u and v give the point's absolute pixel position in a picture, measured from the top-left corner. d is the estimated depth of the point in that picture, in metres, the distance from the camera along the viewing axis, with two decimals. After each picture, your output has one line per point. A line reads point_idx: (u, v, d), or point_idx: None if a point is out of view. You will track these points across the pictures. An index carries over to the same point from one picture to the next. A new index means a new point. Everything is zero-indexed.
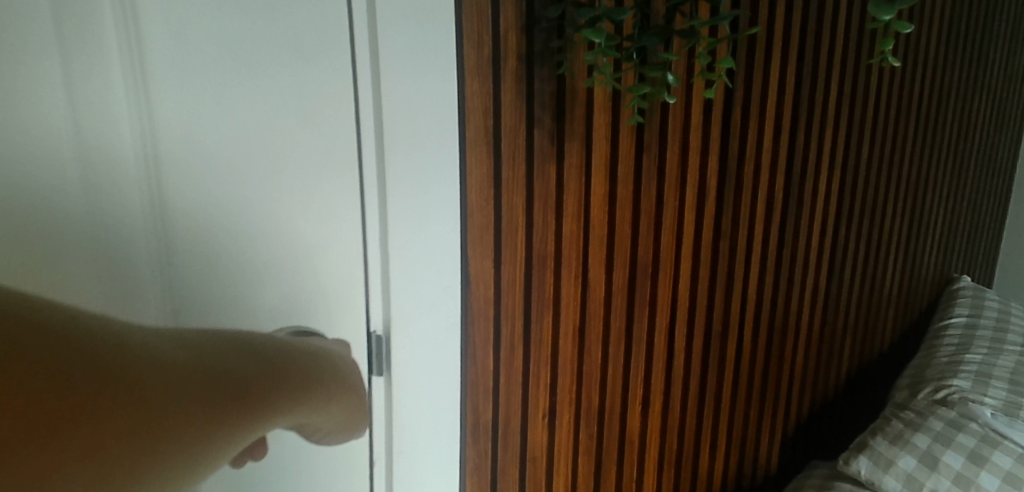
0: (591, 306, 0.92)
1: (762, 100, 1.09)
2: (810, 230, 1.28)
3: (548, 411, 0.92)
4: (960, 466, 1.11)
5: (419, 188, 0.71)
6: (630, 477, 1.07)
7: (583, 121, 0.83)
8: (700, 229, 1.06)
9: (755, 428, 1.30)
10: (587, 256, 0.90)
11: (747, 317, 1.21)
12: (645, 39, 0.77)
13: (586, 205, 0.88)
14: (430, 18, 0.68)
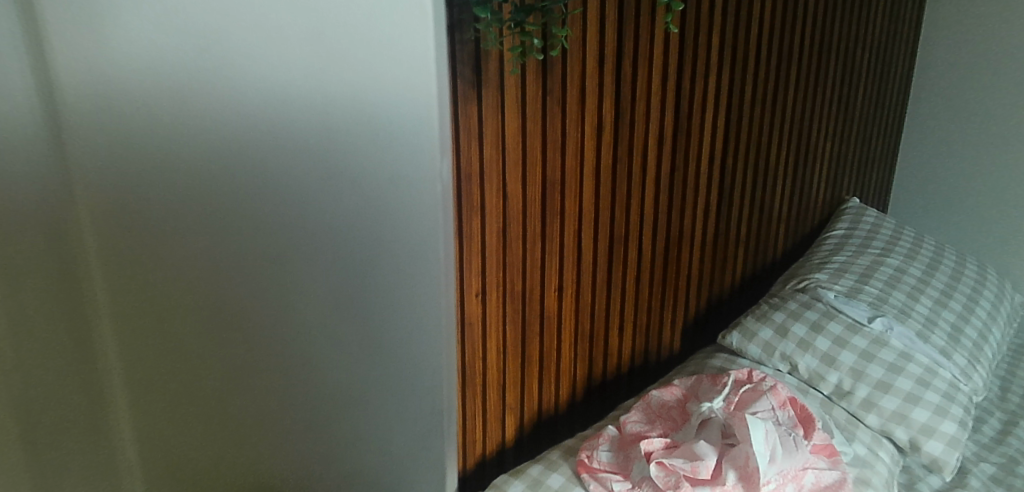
0: (510, 211, 1.23)
1: (650, 52, 1.38)
2: (700, 156, 1.59)
3: (480, 292, 1.23)
4: (803, 333, 1.46)
5: None
6: (550, 346, 1.41)
7: (496, 72, 1.12)
8: (599, 154, 1.36)
9: (658, 316, 1.65)
10: (504, 174, 1.20)
11: (646, 227, 1.53)
12: (518, 13, 1.02)
13: (502, 136, 1.17)
14: None
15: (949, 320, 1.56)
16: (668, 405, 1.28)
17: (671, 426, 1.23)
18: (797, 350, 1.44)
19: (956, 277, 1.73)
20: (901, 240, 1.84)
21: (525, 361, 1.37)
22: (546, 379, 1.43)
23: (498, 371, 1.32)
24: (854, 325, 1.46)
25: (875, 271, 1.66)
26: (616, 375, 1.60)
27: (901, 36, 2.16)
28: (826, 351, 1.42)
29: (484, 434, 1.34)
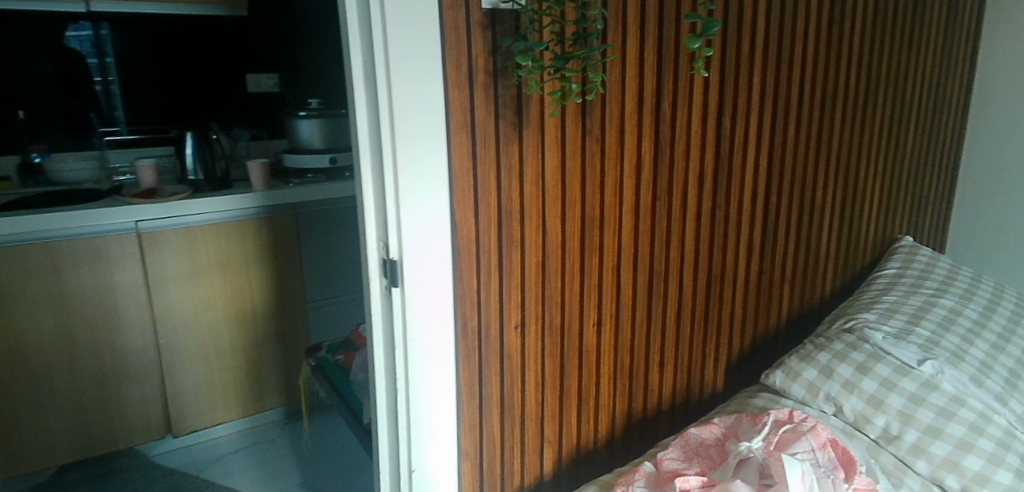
0: (549, 246, 1.27)
1: (689, 93, 1.41)
2: (743, 194, 1.60)
3: (519, 324, 1.27)
4: (849, 375, 1.43)
5: (421, 164, 1.07)
6: (589, 379, 1.42)
7: (537, 116, 1.18)
8: (639, 191, 1.39)
9: (700, 353, 1.65)
10: (544, 210, 1.25)
11: (687, 264, 1.54)
12: (558, 59, 1.10)
13: (542, 174, 1.22)
14: (429, 66, 1.04)
15: (1008, 365, 1.50)
16: (707, 443, 1.28)
17: (709, 464, 1.23)
18: (842, 392, 1.41)
19: (1016, 320, 1.66)
20: (957, 280, 1.78)
21: (563, 394, 1.39)
22: (586, 412, 1.45)
23: (536, 403, 1.34)
24: (903, 367, 1.42)
25: (928, 312, 1.62)
26: (657, 411, 1.60)
27: (955, 73, 2.12)
28: (872, 393, 1.39)
29: (522, 466, 1.36)
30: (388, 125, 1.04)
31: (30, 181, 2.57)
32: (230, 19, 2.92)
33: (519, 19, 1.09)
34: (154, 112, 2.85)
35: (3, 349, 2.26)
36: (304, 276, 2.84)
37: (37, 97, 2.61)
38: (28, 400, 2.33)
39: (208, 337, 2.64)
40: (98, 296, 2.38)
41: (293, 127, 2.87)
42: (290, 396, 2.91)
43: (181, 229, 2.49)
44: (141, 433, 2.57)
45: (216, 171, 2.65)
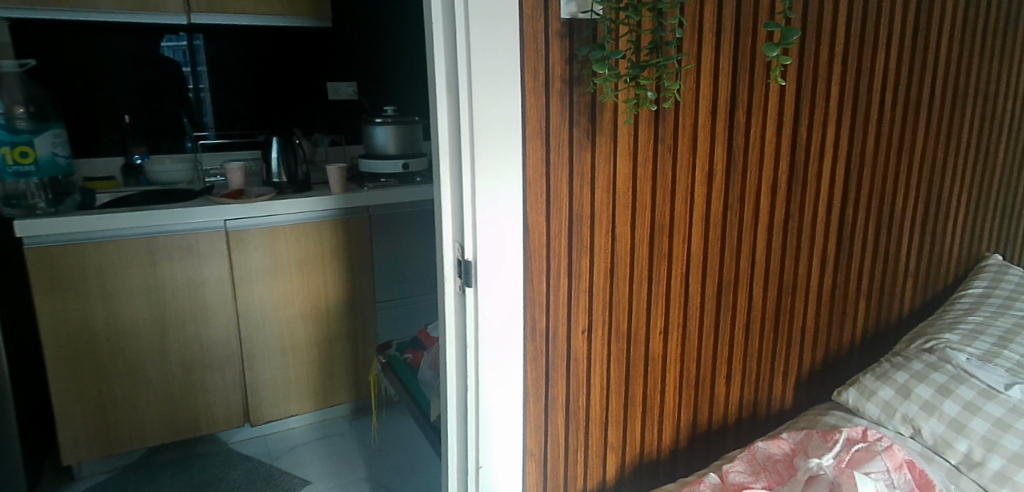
0: (618, 252, 1.29)
1: (764, 102, 1.40)
2: (817, 206, 1.57)
3: (586, 328, 1.29)
4: (928, 396, 1.38)
5: (496, 167, 1.10)
6: (654, 387, 1.43)
7: (610, 123, 1.20)
8: (709, 201, 1.39)
9: (769, 367, 1.62)
10: (614, 216, 1.26)
11: (757, 275, 1.52)
12: (634, 68, 1.13)
13: (613, 180, 1.24)
14: (507, 74, 1.08)
15: None
16: (774, 458, 1.26)
17: (777, 479, 1.21)
18: (921, 413, 1.36)
19: None
20: None
21: (628, 401, 1.40)
22: (650, 421, 1.45)
23: (601, 408, 1.36)
24: (988, 391, 1.35)
25: (1017, 334, 1.53)
26: (722, 424, 1.58)
27: None
28: (954, 416, 1.33)
29: (586, 470, 1.37)
30: (469, 130, 1.09)
31: (133, 181, 2.79)
32: (314, 30, 3.08)
33: (596, 29, 1.12)
34: (243, 118, 3.04)
35: (106, 336, 2.46)
36: (376, 277, 2.95)
37: (142, 104, 2.84)
38: (125, 383, 2.53)
39: (285, 332, 2.78)
40: (189, 290, 2.56)
41: (369, 134, 3.00)
42: (358, 392, 3.02)
43: (265, 229, 2.64)
44: (222, 420, 2.73)
45: (298, 174, 2.80)
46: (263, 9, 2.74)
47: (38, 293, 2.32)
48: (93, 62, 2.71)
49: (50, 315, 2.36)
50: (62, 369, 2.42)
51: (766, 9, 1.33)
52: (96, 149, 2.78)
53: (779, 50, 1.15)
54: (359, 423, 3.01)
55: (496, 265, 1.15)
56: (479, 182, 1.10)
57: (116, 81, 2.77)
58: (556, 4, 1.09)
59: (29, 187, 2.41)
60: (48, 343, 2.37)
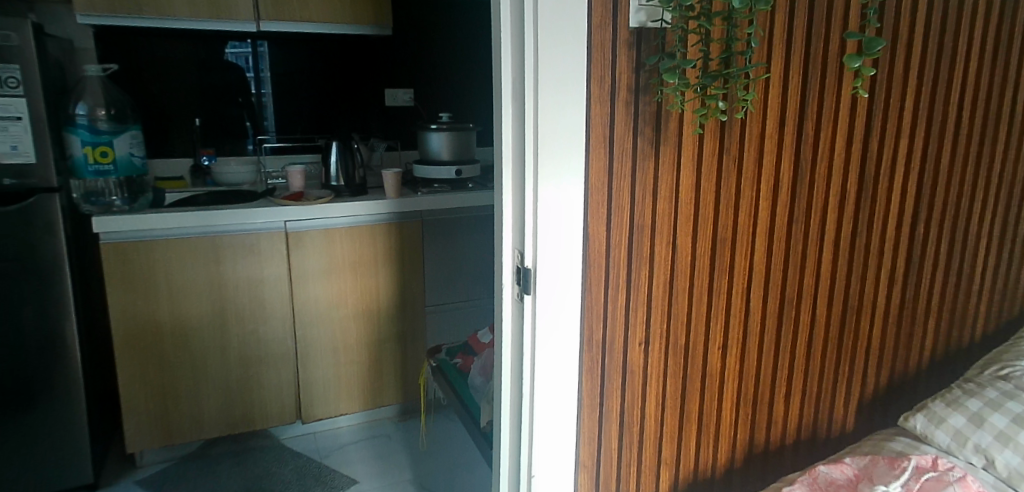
0: (679, 265, 1.27)
1: (834, 114, 1.36)
2: (887, 223, 1.51)
3: (643, 340, 1.27)
4: (1004, 426, 1.31)
5: (559, 174, 1.10)
6: (710, 403, 1.40)
7: (675, 133, 1.19)
8: (774, 214, 1.36)
9: (831, 388, 1.57)
10: (675, 228, 1.25)
11: (821, 293, 1.47)
12: (706, 78, 1.14)
13: (676, 191, 1.23)
14: (574, 82, 1.08)
15: None
16: (837, 483, 1.20)
17: None
18: (995, 443, 1.29)
19: None
20: None
21: (683, 417, 1.37)
22: (705, 438, 1.42)
23: (656, 422, 1.34)
24: None
25: None
26: (780, 445, 1.54)
27: None
28: None
29: (638, 485, 1.35)
30: (534, 136, 1.09)
31: (200, 182, 2.91)
32: (375, 38, 3.16)
33: (665, 38, 1.12)
34: (304, 122, 3.14)
35: (171, 329, 2.57)
36: (426, 281, 2.99)
37: (211, 108, 2.97)
38: (187, 376, 2.64)
39: (337, 333, 2.84)
40: (249, 288, 2.64)
41: (424, 140, 3.05)
42: (405, 395, 3.06)
43: (322, 231, 2.71)
44: (275, 415, 2.81)
45: (355, 178, 2.88)
46: (328, 17, 2.83)
47: (111, 286, 2.44)
48: (169, 67, 2.85)
49: (120, 307, 2.47)
50: (130, 359, 2.54)
51: (839, 20, 1.30)
52: (167, 150, 2.92)
53: (858, 63, 1.14)
54: (405, 425, 3.05)
55: (555, 274, 1.14)
56: (542, 189, 1.10)
57: (188, 86, 2.91)
58: (625, 12, 1.09)
59: (107, 184, 2.55)
60: (119, 334, 2.50)
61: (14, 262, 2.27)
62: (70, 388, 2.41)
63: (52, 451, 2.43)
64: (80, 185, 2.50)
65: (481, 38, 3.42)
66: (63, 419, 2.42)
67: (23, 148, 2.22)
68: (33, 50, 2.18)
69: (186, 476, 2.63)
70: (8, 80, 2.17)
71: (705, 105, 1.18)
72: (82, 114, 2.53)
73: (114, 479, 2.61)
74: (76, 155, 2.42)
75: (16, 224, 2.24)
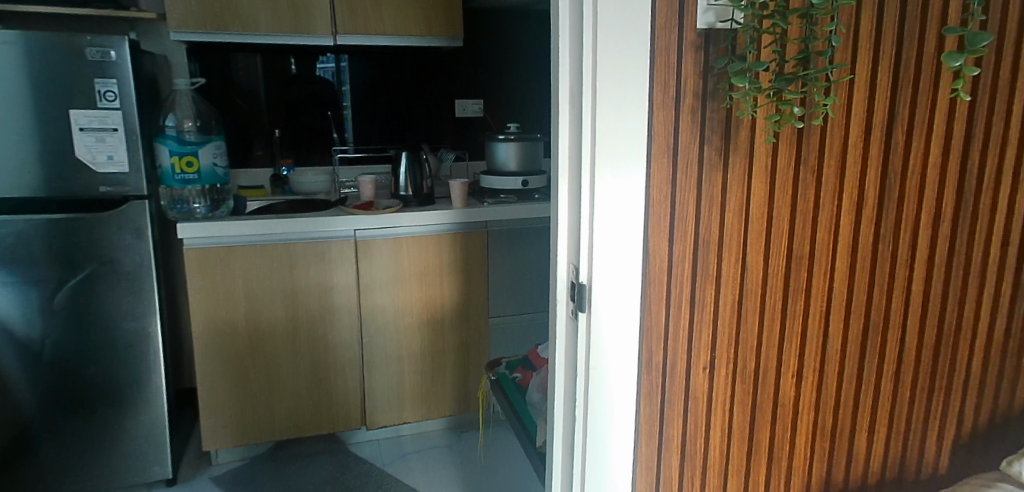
0: (749, 284, 1.18)
1: (929, 120, 1.23)
2: (992, 243, 1.35)
3: (708, 363, 1.19)
4: None
5: (617, 185, 1.04)
6: (783, 435, 1.29)
7: (746, 142, 1.11)
8: (858, 231, 1.24)
9: (922, 425, 1.41)
10: (745, 244, 1.16)
11: (911, 319, 1.33)
12: (779, 81, 1.06)
13: (747, 205, 1.14)
14: (634, 88, 1.02)
15: None
16: None
17: None
18: None
19: None
20: None
21: (752, 448, 1.27)
22: (775, 472, 1.31)
23: (720, 453, 1.24)
24: None
25: None
26: (861, 484, 1.40)
27: None
28: None
29: None
30: (592, 145, 1.03)
31: (279, 191, 3.02)
32: (446, 49, 3.20)
33: (736, 39, 1.05)
34: (377, 133, 3.20)
35: (246, 332, 2.67)
36: (490, 291, 2.97)
37: (290, 120, 3.08)
38: (260, 377, 2.73)
39: (402, 341, 2.87)
40: (319, 294, 2.71)
41: (492, 150, 3.05)
42: (467, 406, 3.06)
43: (390, 240, 2.75)
44: (341, 420, 2.87)
45: (423, 188, 2.91)
46: (401, 30, 2.88)
47: (193, 290, 2.56)
48: (253, 81, 2.99)
49: (201, 309, 2.59)
50: (209, 359, 2.65)
51: (936, 15, 1.17)
52: (249, 160, 3.06)
53: (956, 62, 1.03)
54: (466, 437, 3.04)
55: (614, 290, 1.08)
56: (598, 202, 1.04)
57: (270, 99, 3.03)
58: (692, 13, 1.02)
59: (191, 192, 2.69)
60: (199, 335, 2.62)
61: (104, 264, 2.42)
62: (154, 385, 2.57)
63: (137, 443, 2.59)
64: (167, 193, 2.65)
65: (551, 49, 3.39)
66: (148, 413, 2.58)
67: (117, 157, 2.36)
68: (128, 66, 2.33)
69: (256, 476, 2.72)
70: (107, 94, 2.33)
71: (779, 111, 1.10)
72: (171, 125, 2.69)
73: (191, 476, 2.74)
74: (164, 165, 2.54)
75: (107, 228, 2.40)
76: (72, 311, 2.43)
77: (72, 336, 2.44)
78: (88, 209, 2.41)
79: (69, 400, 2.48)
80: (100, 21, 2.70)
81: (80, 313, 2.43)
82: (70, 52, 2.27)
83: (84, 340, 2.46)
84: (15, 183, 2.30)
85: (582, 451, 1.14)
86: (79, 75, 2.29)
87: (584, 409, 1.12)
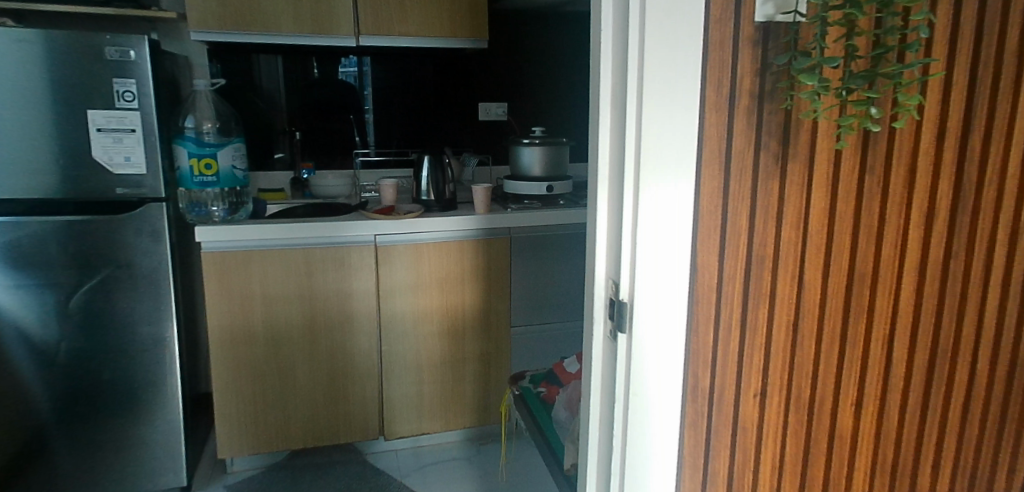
0: (806, 304, 1.07)
1: (1009, 125, 1.11)
2: None
3: (759, 391, 1.08)
4: None
5: (665, 194, 0.94)
6: (838, 470, 1.17)
7: (806, 146, 1.00)
8: (927, 246, 1.12)
9: (991, 460, 1.28)
10: (803, 260, 1.05)
11: (984, 344, 1.20)
12: (856, 80, 0.97)
13: (805, 216, 1.03)
14: (685, 87, 0.91)
15: None
16: None
17: None
18: None
19: None
20: None
21: (804, 482, 1.16)
22: None
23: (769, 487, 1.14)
24: None
25: None
26: None
27: None
28: None
29: None
30: (637, 149, 0.93)
31: (299, 194, 2.97)
32: (470, 51, 3.12)
33: (798, 34, 0.94)
34: (399, 137, 3.13)
35: (264, 338, 2.60)
36: (513, 300, 2.88)
37: (311, 122, 3.02)
38: (277, 385, 2.66)
39: (421, 350, 2.79)
40: (338, 301, 2.64)
41: (516, 154, 2.96)
42: (487, 417, 2.97)
43: (411, 246, 2.67)
44: (358, 430, 2.79)
45: (445, 193, 2.82)
46: (424, 31, 2.81)
47: (210, 294, 2.50)
48: (274, 82, 2.94)
49: (218, 315, 2.53)
50: (225, 366, 2.59)
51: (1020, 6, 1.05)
52: (269, 163, 3.01)
53: None
54: (486, 449, 2.95)
55: (658, 310, 0.98)
56: (642, 212, 0.94)
57: (291, 101, 2.98)
58: (750, 4, 0.92)
59: (208, 195, 2.65)
60: (216, 341, 2.56)
61: (121, 267, 2.38)
62: (169, 391, 2.51)
63: (151, 450, 2.54)
64: (186, 195, 2.59)
65: (578, 50, 3.30)
66: (162, 420, 2.53)
67: (135, 159, 2.32)
68: (148, 66, 2.28)
69: (271, 486, 2.66)
70: (125, 94, 2.28)
71: (853, 113, 1.00)
72: (190, 126, 2.65)
73: (205, 484, 2.68)
74: (183, 167, 2.49)
75: (124, 231, 2.35)
76: (87, 314, 2.38)
77: (89, 340, 2.40)
78: (104, 210, 2.36)
79: (83, 405, 2.44)
80: (121, 21, 2.66)
81: (95, 316, 2.39)
82: (89, 51, 2.22)
83: (99, 345, 2.41)
84: (31, 183, 2.26)
85: (620, 484, 1.04)
86: (97, 75, 2.24)
87: (622, 440, 1.02)
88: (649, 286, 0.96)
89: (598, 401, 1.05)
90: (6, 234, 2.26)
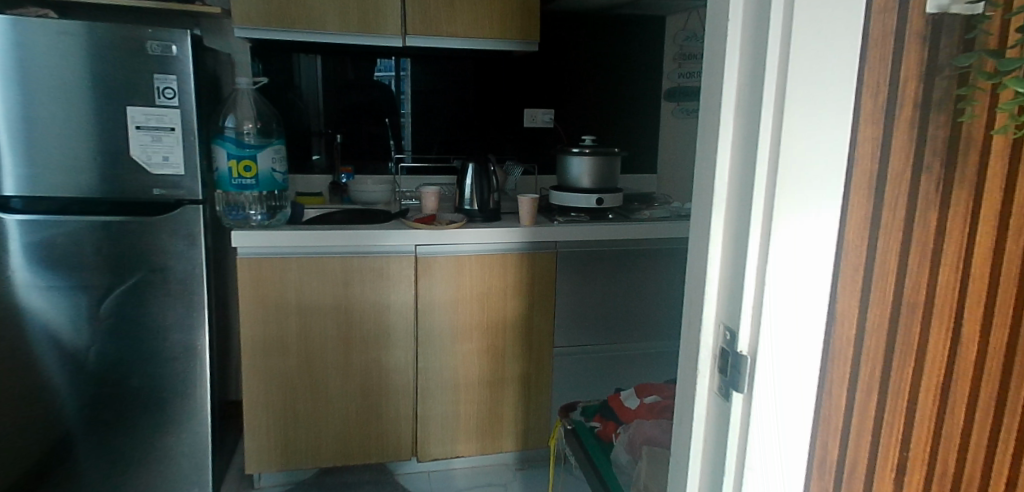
0: (960, 364, 0.87)
1: None
2: None
3: (896, 464, 0.88)
4: None
5: (803, 225, 0.76)
6: None
7: (974, 169, 0.81)
8: None
9: None
10: (960, 310, 0.85)
11: None
12: None
13: (966, 254, 0.84)
14: (836, 93, 0.73)
15: None
16: None
17: None
18: None
19: None
20: None
21: None
22: None
23: None
24: None
25: None
26: None
27: None
28: None
29: None
30: (773, 166, 0.74)
31: (337, 199, 2.84)
32: (519, 54, 2.97)
33: (977, 29, 0.75)
34: (440, 142, 2.99)
35: (296, 350, 2.47)
36: (559, 319, 2.70)
37: (353, 124, 2.90)
38: (308, 400, 2.52)
39: (459, 368, 2.62)
40: (374, 313, 2.49)
41: (563, 163, 2.79)
42: (527, 441, 2.79)
43: (454, 258, 2.51)
44: (392, 450, 2.64)
45: (489, 202, 2.65)
46: (474, 32, 2.66)
47: (244, 302, 2.38)
48: (316, 83, 2.83)
49: (251, 324, 2.41)
50: (257, 378, 2.47)
51: None
52: (309, 166, 2.90)
53: None
54: (525, 475, 2.77)
55: (785, 367, 0.79)
56: (774, 247, 0.75)
57: (332, 102, 2.86)
58: None
59: (247, 198, 2.51)
60: (247, 351, 2.44)
61: (154, 271, 2.27)
62: (198, 402, 2.39)
63: (177, 463, 2.42)
64: (223, 197, 2.49)
65: (632, 56, 3.12)
66: (189, 432, 2.41)
67: (172, 158, 2.22)
68: (189, 62, 2.17)
69: None
70: (165, 90, 2.18)
71: None
72: (230, 127, 2.54)
73: None
74: (221, 169, 2.38)
75: (159, 233, 2.25)
76: (118, 319, 2.28)
77: (119, 346, 2.30)
78: (139, 212, 2.25)
79: (110, 413, 2.33)
80: (163, 15, 2.58)
81: (127, 321, 2.29)
82: (129, 44, 2.12)
83: (129, 351, 2.30)
84: (66, 180, 2.16)
85: None
86: (137, 70, 2.14)
87: None
88: (776, 338, 0.78)
89: (700, 468, 0.87)
90: (40, 232, 2.16)
